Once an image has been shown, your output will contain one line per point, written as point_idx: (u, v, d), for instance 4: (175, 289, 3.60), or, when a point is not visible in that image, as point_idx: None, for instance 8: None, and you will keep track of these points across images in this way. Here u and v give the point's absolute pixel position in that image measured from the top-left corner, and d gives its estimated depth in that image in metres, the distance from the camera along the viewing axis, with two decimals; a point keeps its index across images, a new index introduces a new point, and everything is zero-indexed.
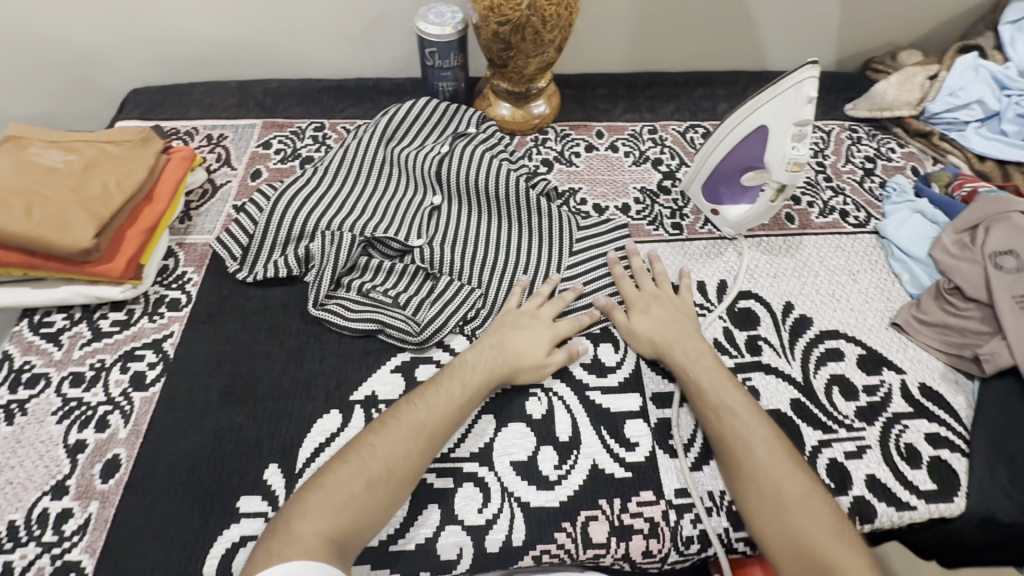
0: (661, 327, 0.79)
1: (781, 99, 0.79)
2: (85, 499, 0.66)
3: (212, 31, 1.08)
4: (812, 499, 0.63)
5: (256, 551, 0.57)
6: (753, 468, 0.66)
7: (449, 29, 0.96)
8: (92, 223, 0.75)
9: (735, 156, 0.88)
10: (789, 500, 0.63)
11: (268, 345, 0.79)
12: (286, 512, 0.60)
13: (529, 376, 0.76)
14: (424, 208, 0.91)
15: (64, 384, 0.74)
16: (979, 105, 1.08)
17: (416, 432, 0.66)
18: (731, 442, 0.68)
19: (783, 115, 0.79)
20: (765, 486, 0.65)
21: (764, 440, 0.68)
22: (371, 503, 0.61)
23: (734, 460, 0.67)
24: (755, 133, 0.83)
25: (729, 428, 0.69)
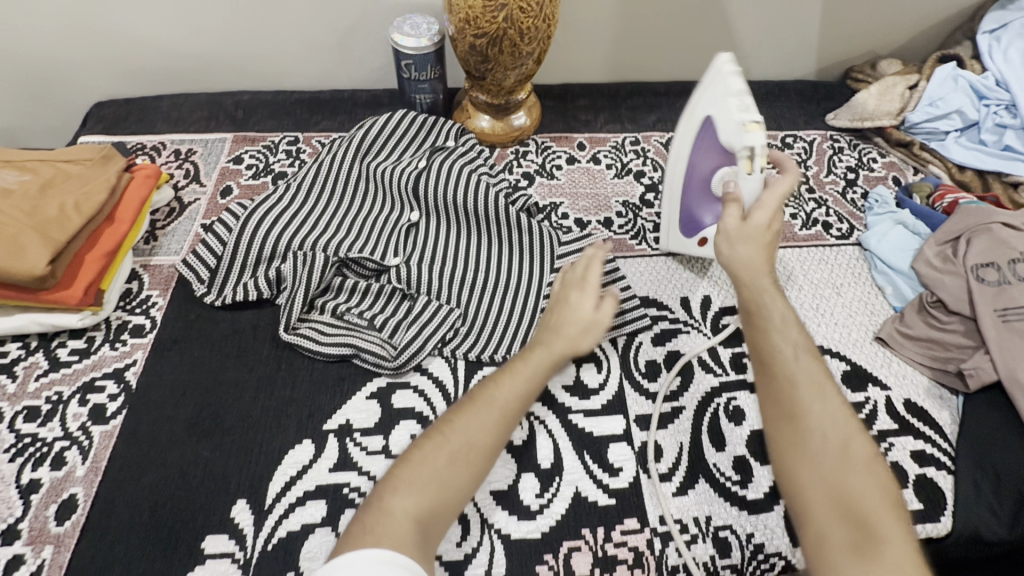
0: (753, 246, 0.73)
1: (708, 88, 0.79)
2: (38, 544, 0.62)
3: (180, 42, 1.04)
4: (846, 413, 0.62)
5: (348, 528, 0.54)
6: (791, 377, 0.64)
7: (425, 41, 0.93)
8: (47, 248, 0.71)
9: (694, 171, 0.84)
10: (827, 409, 0.61)
11: (238, 372, 0.76)
12: (379, 489, 0.58)
13: (586, 340, 0.72)
14: (400, 225, 0.88)
15: (17, 420, 0.70)
16: (959, 114, 1.09)
17: (495, 411, 0.64)
18: (771, 351, 0.66)
19: (714, 100, 0.78)
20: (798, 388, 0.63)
21: (809, 349, 0.66)
22: (459, 480, 0.59)
23: (774, 371, 0.65)
24: (704, 130, 0.81)
25: (782, 331, 0.67)
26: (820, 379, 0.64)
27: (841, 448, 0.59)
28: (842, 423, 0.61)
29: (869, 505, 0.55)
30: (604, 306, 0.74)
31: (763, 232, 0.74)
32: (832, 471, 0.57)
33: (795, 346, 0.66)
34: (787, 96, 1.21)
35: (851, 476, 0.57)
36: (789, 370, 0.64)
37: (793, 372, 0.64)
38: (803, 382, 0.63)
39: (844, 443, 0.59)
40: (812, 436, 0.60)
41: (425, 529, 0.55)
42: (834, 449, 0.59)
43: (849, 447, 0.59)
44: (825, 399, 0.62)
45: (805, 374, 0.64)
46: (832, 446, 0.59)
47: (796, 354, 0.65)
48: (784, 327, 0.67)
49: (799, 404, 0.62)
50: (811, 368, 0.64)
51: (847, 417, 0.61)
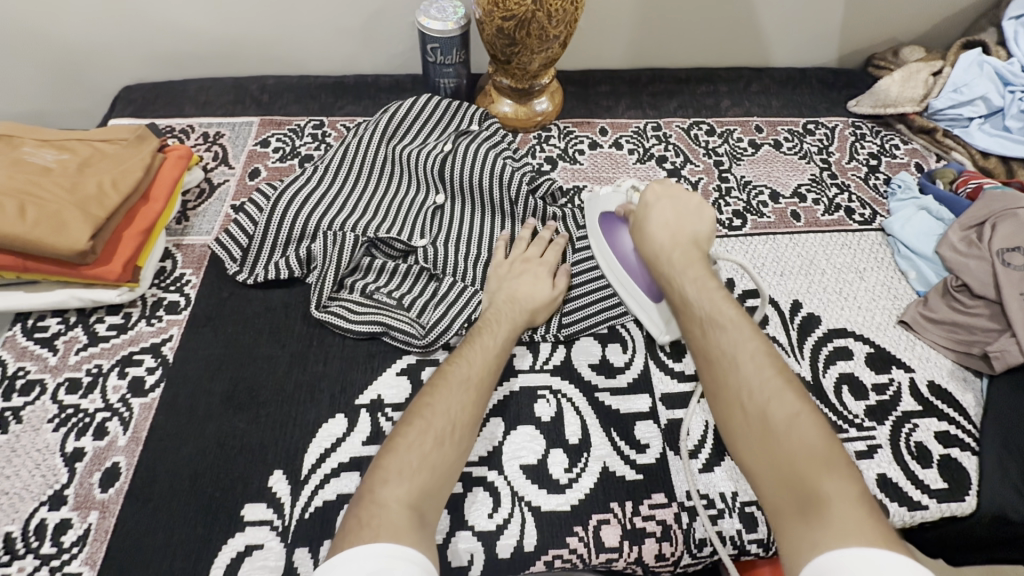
0: (652, 240, 0.76)
1: (592, 205, 0.87)
2: (84, 509, 0.64)
3: (207, 25, 1.05)
4: (767, 373, 0.61)
5: (344, 524, 0.53)
6: (716, 351, 0.64)
7: (451, 24, 0.94)
8: (89, 224, 0.73)
9: (629, 267, 0.80)
10: (744, 375, 0.61)
11: (271, 348, 0.77)
12: (368, 481, 0.57)
13: (545, 314, 0.79)
14: (427, 207, 0.89)
15: (60, 391, 0.72)
16: (983, 101, 1.08)
17: (471, 386, 0.66)
18: (693, 326, 0.68)
19: (597, 202, 0.86)
20: (720, 360, 0.64)
21: (716, 314, 0.67)
22: (447, 460, 0.60)
23: (698, 345, 0.67)
24: (608, 232, 0.83)
25: (687, 306, 0.70)
26: (735, 345, 0.64)
27: (761, 411, 0.58)
28: (764, 386, 0.60)
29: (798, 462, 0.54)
30: (560, 285, 0.81)
31: (660, 220, 0.77)
32: (759, 439, 0.57)
33: (702, 319, 0.67)
34: (809, 83, 1.21)
35: (776, 436, 0.57)
36: (701, 347, 0.66)
37: (703, 347, 0.66)
38: (716, 355, 0.64)
39: (765, 408, 0.58)
40: (737, 412, 0.60)
41: (421, 513, 0.55)
42: (760, 417, 0.58)
43: (769, 412, 0.58)
44: (751, 364, 0.62)
45: (714, 345, 0.65)
46: (755, 414, 0.59)
47: (704, 329, 0.67)
48: (688, 302, 0.70)
49: (717, 378, 0.63)
50: (726, 335, 0.65)
51: (768, 377, 0.60)
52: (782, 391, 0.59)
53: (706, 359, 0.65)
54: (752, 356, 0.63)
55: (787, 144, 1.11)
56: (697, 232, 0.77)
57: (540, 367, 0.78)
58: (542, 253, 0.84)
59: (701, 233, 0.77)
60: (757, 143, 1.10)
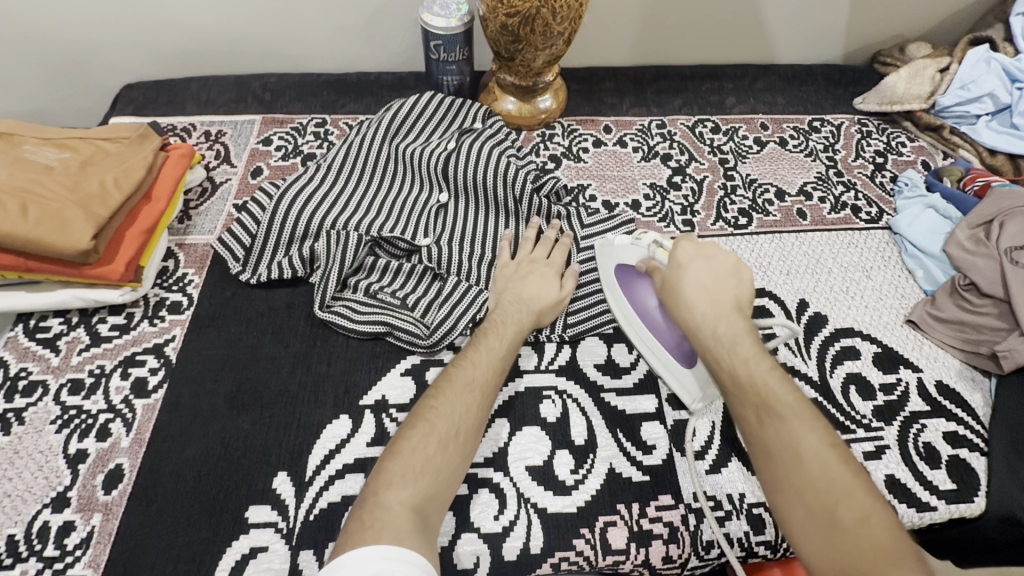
0: (691, 304, 0.67)
1: (607, 255, 0.79)
2: (87, 511, 0.64)
3: (208, 23, 1.04)
4: (829, 460, 0.55)
5: (348, 524, 0.53)
6: (774, 436, 0.57)
7: (455, 21, 0.93)
8: (91, 224, 0.72)
9: (653, 328, 0.75)
10: (808, 465, 0.55)
11: (274, 348, 0.77)
12: (371, 483, 0.56)
13: (552, 315, 0.78)
14: (430, 206, 0.88)
15: (63, 392, 0.72)
16: (990, 98, 1.07)
17: (476, 389, 0.65)
18: (745, 401, 0.60)
19: (611, 251, 0.78)
20: (778, 446, 0.57)
21: (772, 393, 0.60)
22: (451, 464, 0.59)
23: (749, 426, 0.59)
24: (630, 289, 0.77)
25: (738, 386, 0.61)
26: (793, 431, 0.57)
27: (826, 507, 0.53)
28: (827, 476, 0.54)
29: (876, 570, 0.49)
30: (566, 285, 0.80)
31: (698, 281, 0.68)
32: (826, 539, 0.52)
33: (756, 401, 0.60)
34: (815, 79, 1.20)
35: (847, 536, 0.51)
36: (756, 435, 0.59)
37: (759, 434, 0.58)
38: (774, 442, 0.57)
39: (830, 503, 0.53)
40: (801, 509, 0.54)
41: (423, 516, 0.54)
42: (823, 513, 0.53)
43: (834, 506, 0.53)
44: (812, 450, 0.56)
45: (772, 432, 0.58)
46: (819, 508, 0.53)
47: (759, 413, 0.59)
48: (738, 379, 0.62)
49: (777, 469, 0.56)
50: (780, 420, 0.58)
51: (832, 465, 0.55)
52: (846, 481, 0.54)
53: (760, 445, 0.58)
54: (812, 443, 0.56)
55: (793, 142, 1.10)
56: (739, 295, 0.68)
57: (546, 367, 0.78)
58: (547, 253, 0.83)
59: (742, 296, 0.68)
60: (762, 141, 1.10)
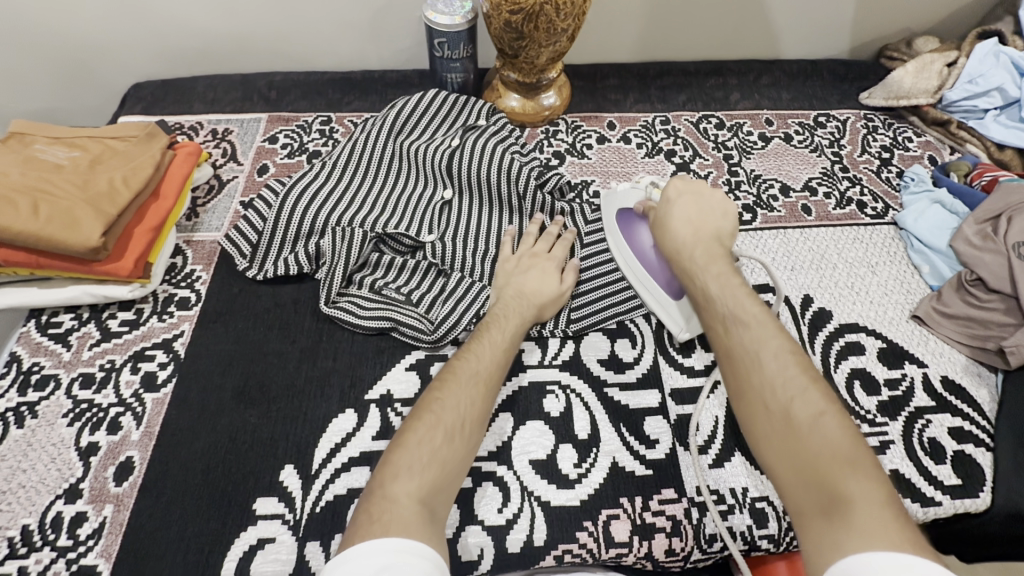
0: (674, 238, 0.76)
1: (609, 202, 0.88)
2: (99, 502, 0.65)
3: (214, 22, 1.05)
4: (790, 369, 0.59)
5: (356, 514, 0.53)
6: (743, 345, 0.63)
7: (458, 18, 0.93)
8: (100, 221, 0.73)
9: (645, 264, 0.81)
10: (769, 370, 0.60)
11: (281, 344, 0.78)
12: (378, 476, 0.57)
13: (553, 309, 0.78)
14: (434, 203, 0.89)
15: (74, 386, 0.73)
16: (999, 91, 1.05)
17: (479, 381, 0.66)
18: (716, 318, 0.67)
19: (613, 198, 0.87)
20: (745, 354, 0.62)
21: (738, 313, 0.66)
22: (456, 455, 0.60)
23: (721, 339, 0.65)
24: (625, 229, 0.85)
25: (711, 305, 0.68)
26: (760, 343, 0.62)
27: (785, 411, 0.57)
28: (787, 381, 0.58)
29: (819, 457, 0.53)
30: (567, 279, 0.80)
31: (682, 219, 0.77)
32: (783, 436, 0.56)
33: (724, 319, 0.66)
34: (820, 75, 1.19)
35: (801, 436, 0.55)
36: (724, 347, 0.65)
37: (727, 347, 0.64)
38: (741, 350, 0.63)
39: (787, 403, 0.57)
40: (757, 407, 0.59)
41: (431, 507, 0.55)
42: (780, 414, 0.57)
43: (791, 408, 0.57)
44: (778, 357, 0.61)
45: (738, 344, 0.63)
46: (775, 408, 0.58)
47: (727, 327, 0.65)
48: (712, 301, 0.69)
49: (740, 375, 0.62)
50: (748, 333, 0.64)
51: (793, 372, 0.59)
52: (806, 387, 0.58)
53: (730, 355, 0.64)
54: (776, 352, 0.61)
55: (798, 137, 1.09)
56: (719, 229, 0.77)
57: (549, 362, 0.78)
58: (549, 248, 0.83)
59: (723, 230, 0.77)
60: (767, 136, 1.09)
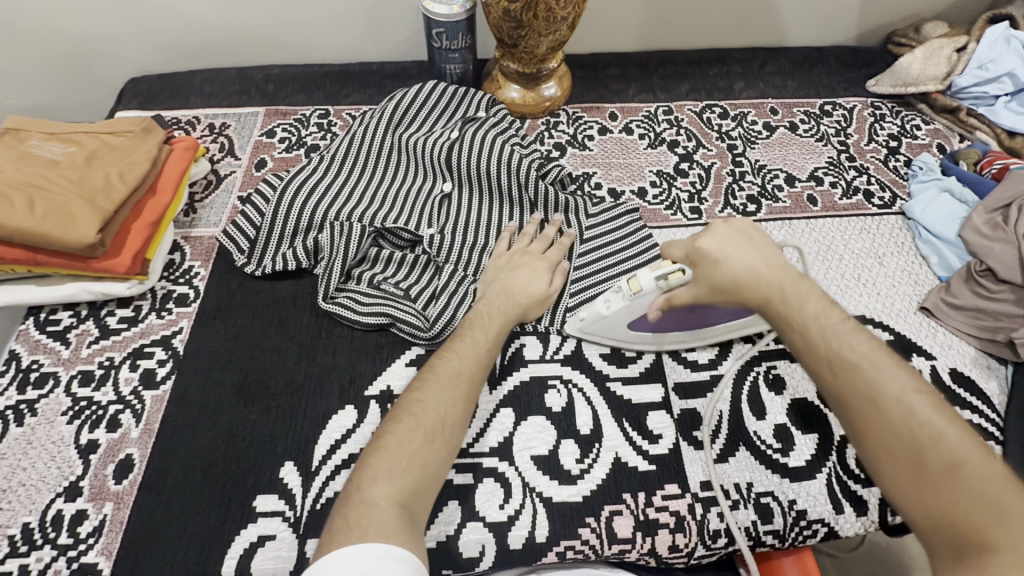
0: (756, 289, 0.62)
1: (608, 324, 0.74)
2: (99, 500, 0.65)
3: (210, 15, 1.04)
4: (920, 408, 0.54)
5: (330, 521, 0.53)
6: (865, 382, 0.56)
7: (457, 8, 0.92)
8: (97, 217, 0.73)
9: (696, 324, 0.75)
10: (891, 413, 0.54)
11: (280, 340, 0.77)
12: (354, 479, 0.56)
13: (537, 310, 0.77)
14: (434, 196, 0.88)
15: (73, 383, 0.73)
16: (1010, 77, 1.03)
17: (461, 381, 0.64)
18: (825, 353, 0.58)
19: (613, 317, 0.73)
20: (861, 389, 0.56)
21: (848, 348, 0.58)
22: (437, 457, 0.59)
23: (833, 376, 0.57)
24: (647, 323, 0.74)
25: (814, 346, 0.59)
26: (876, 379, 0.56)
27: (916, 453, 0.52)
28: (913, 422, 0.53)
29: (966, 507, 0.48)
30: (556, 281, 0.79)
31: (740, 262, 0.63)
32: (921, 486, 0.51)
33: (828, 356, 0.58)
34: (826, 62, 1.17)
35: (940, 479, 0.50)
36: (839, 387, 0.57)
37: (840, 388, 0.57)
38: (858, 392, 0.56)
39: (918, 449, 0.52)
40: (887, 455, 0.53)
41: (409, 510, 0.55)
42: (912, 461, 0.52)
43: (923, 451, 0.52)
44: (906, 402, 0.54)
45: (855, 383, 0.56)
46: (909, 455, 0.52)
47: (834, 368, 0.57)
48: (815, 339, 0.59)
49: (861, 420, 0.55)
50: (864, 370, 0.56)
51: (918, 409, 0.54)
52: (940, 424, 0.53)
53: (845, 396, 0.57)
54: (901, 391, 0.55)
55: (803, 127, 1.07)
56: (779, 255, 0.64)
57: (551, 356, 0.77)
58: (544, 250, 0.82)
59: (783, 260, 0.64)
60: (772, 126, 1.07)
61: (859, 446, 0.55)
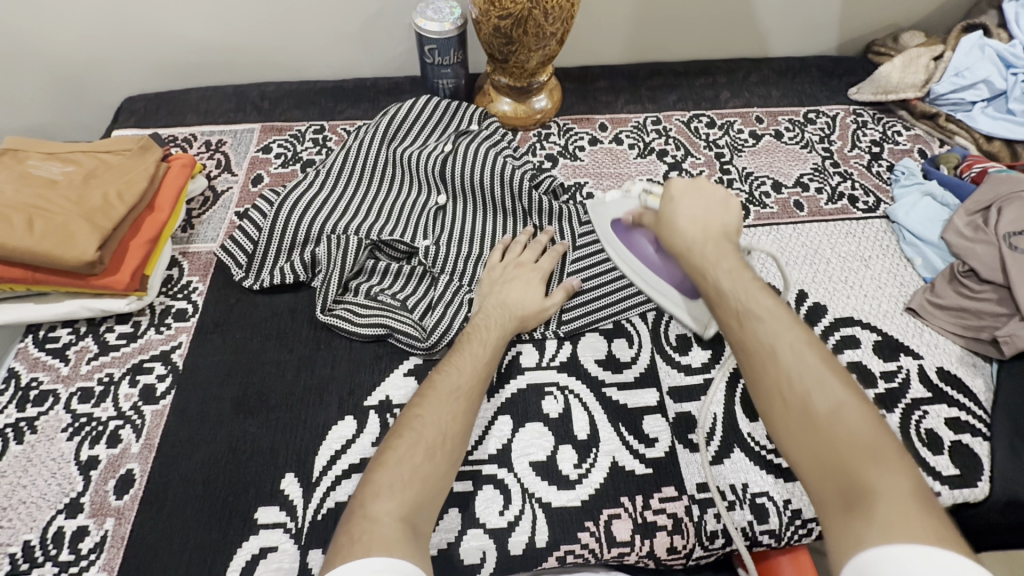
0: (681, 236, 0.69)
1: (601, 211, 0.84)
2: (100, 516, 0.65)
3: (206, 35, 1.06)
4: (814, 361, 0.55)
5: (334, 540, 0.53)
6: (768, 339, 0.57)
7: (448, 25, 0.94)
8: (95, 235, 0.73)
9: (649, 265, 0.79)
10: (786, 363, 0.55)
11: (279, 352, 0.78)
12: (359, 496, 0.57)
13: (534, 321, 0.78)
14: (428, 208, 0.89)
15: (73, 400, 0.73)
16: (985, 84, 1.07)
17: (460, 396, 0.65)
18: (738, 313, 0.60)
19: (605, 207, 0.83)
20: (763, 346, 0.57)
21: (754, 305, 0.60)
22: (438, 471, 0.60)
23: (739, 333, 0.59)
24: (617, 231, 0.82)
25: (724, 299, 0.62)
26: (775, 334, 0.57)
27: (803, 404, 0.53)
28: (807, 373, 0.54)
29: (847, 449, 0.49)
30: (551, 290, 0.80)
31: (687, 211, 0.70)
32: (807, 436, 0.51)
33: (736, 311, 0.60)
34: (809, 72, 1.20)
35: (824, 427, 0.51)
36: (738, 337, 0.59)
37: (742, 342, 0.59)
38: (756, 345, 0.57)
39: (810, 400, 0.52)
40: (780, 405, 0.54)
41: (412, 524, 0.55)
42: (801, 411, 0.52)
43: (812, 402, 0.52)
44: (801, 357, 0.55)
45: (754, 337, 0.58)
46: (799, 404, 0.53)
47: (741, 322, 0.59)
48: (723, 293, 0.63)
49: (754, 371, 0.57)
50: (764, 326, 0.58)
51: (814, 364, 0.54)
52: (829, 377, 0.53)
53: (748, 353, 0.58)
54: (795, 345, 0.56)
55: (788, 134, 1.10)
56: (727, 223, 0.69)
57: (547, 363, 0.78)
58: (539, 259, 0.83)
59: (730, 226, 0.69)
60: (757, 134, 1.10)
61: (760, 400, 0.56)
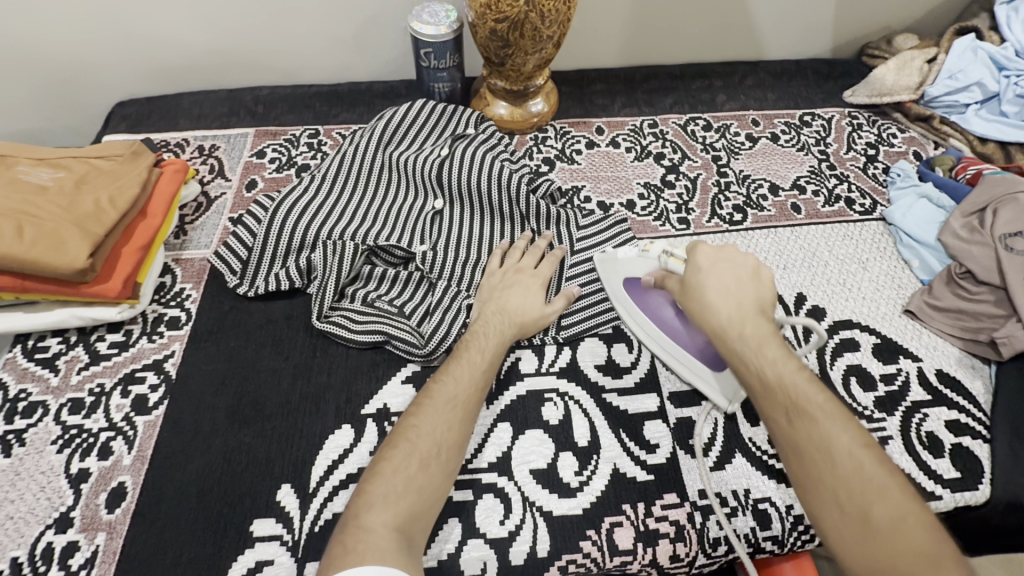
0: (714, 314, 0.65)
1: (613, 268, 0.79)
2: (91, 531, 0.63)
3: (198, 39, 1.04)
4: (865, 462, 0.54)
5: (327, 551, 0.53)
6: (819, 440, 0.56)
7: (444, 29, 0.93)
8: (86, 242, 0.72)
9: (668, 329, 0.76)
10: (840, 465, 0.54)
11: (274, 361, 0.77)
12: (352, 506, 0.56)
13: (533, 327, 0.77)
14: (425, 213, 0.88)
15: (63, 412, 0.72)
16: (978, 86, 1.07)
17: (457, 405, 0.64)
18: (788, 411, 0.58)
19: (618, 264, 0.78)
20: (814, 447, 0.56)
21: (804, 401, 0.58)
22: (432, 483, 0.59)
23: (789, 430, 0.57)
24: (634, 290, 0.78)
25: (768, 389, 0.59)
26: (827, 435, 0.56)
27: (857, 509, 0.52)
28: (858, 475, 0.54)
29: (903, 555, 0.49)
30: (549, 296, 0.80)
31: (719, 283, 0.67)
32: (860, 539, 0.51)
33: (785, 404, 0.58)
34: (804, 74, 1.21)
35: (879, 532, 0.51)
36: (788, 437, 0.57)
37: (791, 440, 0.57)
38: (808, 445, 0.56)
39: (862, 504, 0.52)
40: (833, 507, 0.53)
41: (405, 537, 0.54)
42: (856, 516, 0.52)
43: (867, 506, 0.52)
44: (852, 458, 0.55)
45: (805, 437, 0.56)
46: (853, 509, 0.52)
47: (790, 418, 0.57)
48: (767, 382, 0.60)
49: (810, 475, 0.55)
50: (816, 425, 0.56)
51: (867, 465, 0.54)
52: (881, 480, 0.53)
53: (798, 452, 0.56)
54: (847, 446, 0.55)
55: (785, 137, 1.10)
56: (762, 299, 0.66)
57: (547, 369, 0.78)
58: (537, 264, 0.83)
59: (765, 301, 0.66)
60: (754, 137, 1.10)
61: (809, 499, 0.55)
